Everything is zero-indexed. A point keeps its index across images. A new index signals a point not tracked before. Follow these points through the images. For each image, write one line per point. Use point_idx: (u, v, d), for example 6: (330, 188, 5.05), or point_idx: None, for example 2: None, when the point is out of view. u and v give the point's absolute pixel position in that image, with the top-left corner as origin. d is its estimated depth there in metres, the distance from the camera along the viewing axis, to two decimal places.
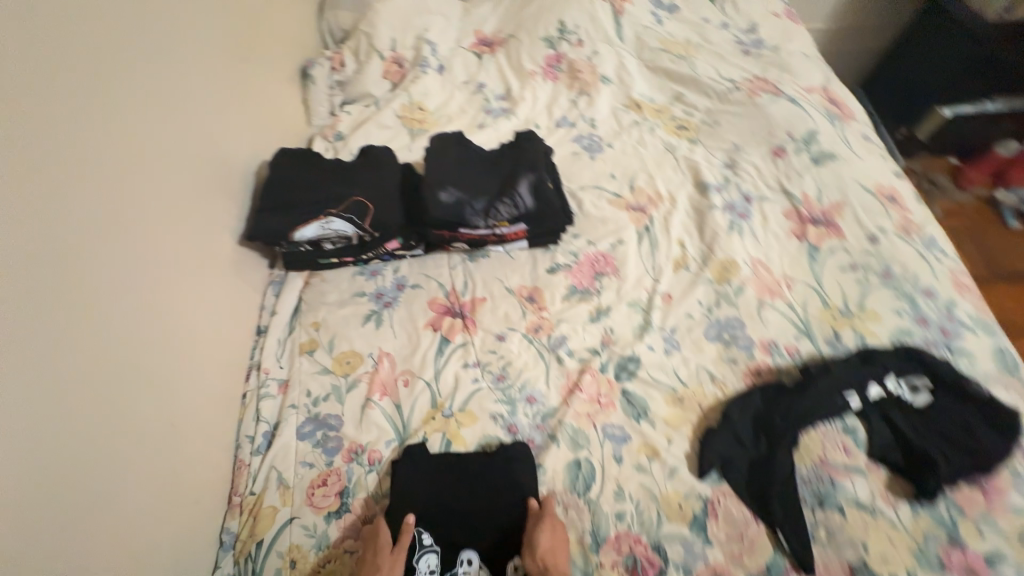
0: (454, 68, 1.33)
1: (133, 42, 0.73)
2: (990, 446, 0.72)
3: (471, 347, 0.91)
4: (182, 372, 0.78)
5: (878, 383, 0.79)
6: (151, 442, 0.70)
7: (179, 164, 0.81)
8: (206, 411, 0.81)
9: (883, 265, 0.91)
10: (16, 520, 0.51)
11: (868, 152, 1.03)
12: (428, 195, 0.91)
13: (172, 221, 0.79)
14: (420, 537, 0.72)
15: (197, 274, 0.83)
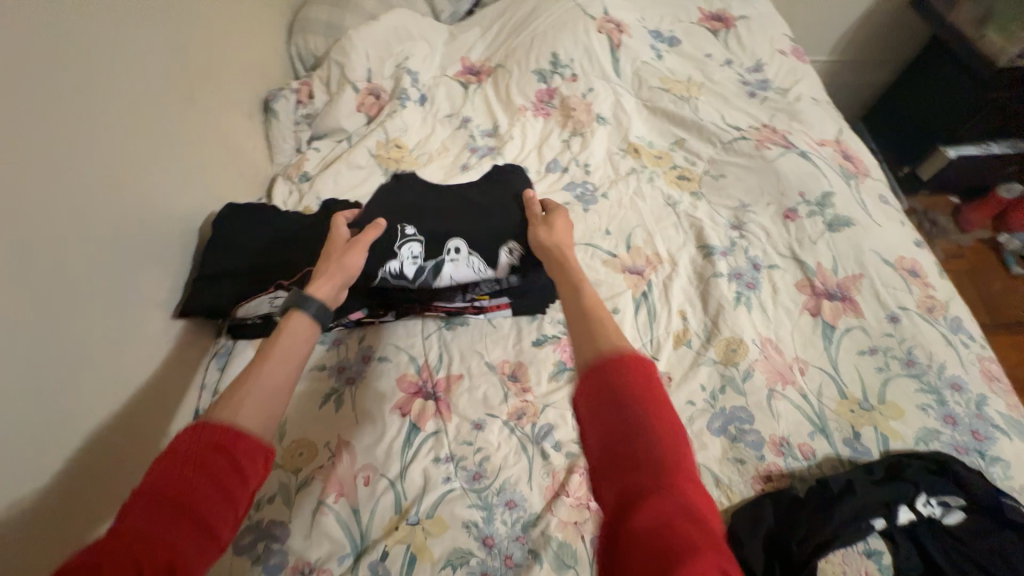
0: (437, 100, 1.22)
1: (47, 97, 0.60)
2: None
3: (444, 437, 0.79)
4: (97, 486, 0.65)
5: (907, 504, 0.69)
6: None
7: (103, 230, 0.67)
8: None
9: (906, 351, 0.82)
10: None
11: (886, 217, 0.94)
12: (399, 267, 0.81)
13: (94, 301, 0.66)
14: (404, 230, 0.84)
15: (118, 360, 0.70)
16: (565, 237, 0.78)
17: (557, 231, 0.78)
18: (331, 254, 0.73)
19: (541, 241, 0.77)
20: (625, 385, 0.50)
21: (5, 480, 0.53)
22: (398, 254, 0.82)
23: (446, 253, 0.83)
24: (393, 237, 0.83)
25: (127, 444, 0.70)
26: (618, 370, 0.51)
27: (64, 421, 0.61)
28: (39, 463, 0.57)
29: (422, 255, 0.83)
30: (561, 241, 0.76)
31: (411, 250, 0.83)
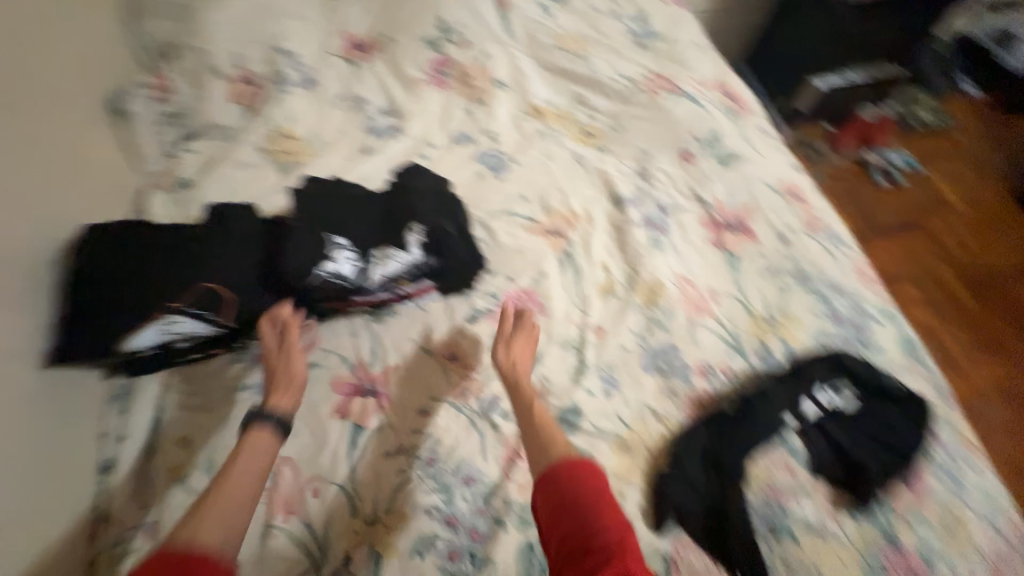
0: (324, 80, 1.12)
1: None
2: (910, 439, 0.77)
3: (391, 431, 0.77)
4: None
5: (810, 397, 0.79)
6: None
7: None
8: None
9: (797, 266, 0.91)
10: None
11: (768, 148, 1.03)
12: (306, 262, 0.74)
13: None
14: (332, 238, 0.76)
15: None
16: (526, 358, 0.78)
17: (513, 344, 0.79)
18: (268, 371, 0.71)
19: (508, 372, 0.76)
20: (575, 488, 0.59)
21: None
22: (333, 259, 0.76)
23: (375, 255, 0.78)
24: (323, 247, 0.76)
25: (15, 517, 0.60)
26: (565, 476, 0.60)
27: None
28: None
29: (356, 259, 0.77)
30: (517, 360, 0.77)
31: (346, 256, 0.76)
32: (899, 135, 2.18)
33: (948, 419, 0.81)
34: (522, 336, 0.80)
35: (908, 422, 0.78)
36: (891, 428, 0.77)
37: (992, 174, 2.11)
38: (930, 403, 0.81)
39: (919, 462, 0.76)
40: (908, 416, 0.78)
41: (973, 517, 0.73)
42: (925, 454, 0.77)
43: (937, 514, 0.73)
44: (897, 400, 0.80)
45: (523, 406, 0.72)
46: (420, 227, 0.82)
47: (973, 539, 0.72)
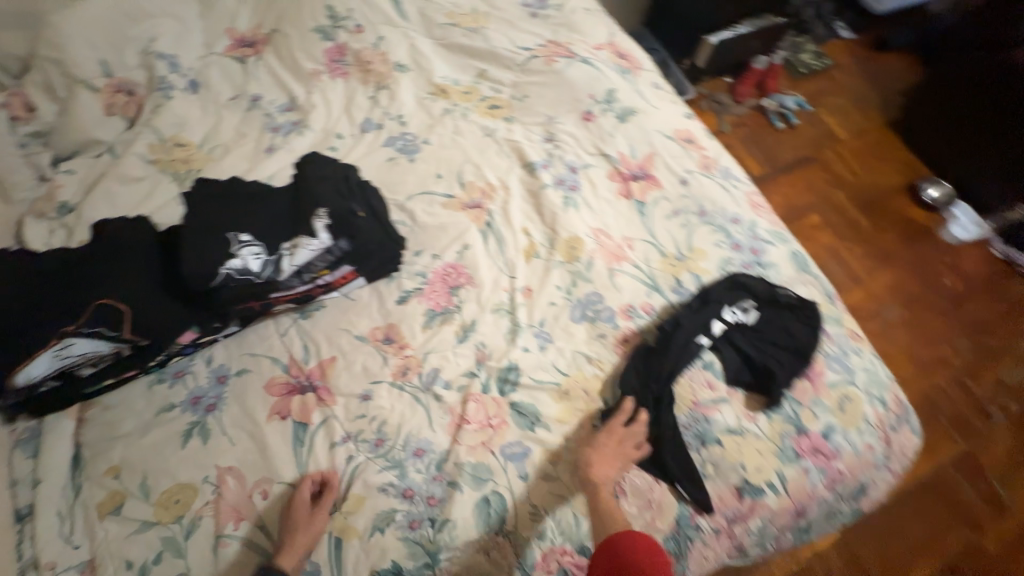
0: (212, 82, 1.07)
1: None
2: (806, 340, 0.87)
3: (335, 422, 0.77)
4: None
5: (719, 317, 0.88)
6: None
7: None
8: None
9: (698, 205, 0.99)
10: None
11: (661, 100, 1.09)
12: (205, 262, 0.70)
13: None
14: (236, 237, 0.74)
15: None
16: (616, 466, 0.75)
17: (595, 447, 0.76)
18: (293, 522, 0.68)
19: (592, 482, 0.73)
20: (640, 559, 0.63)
21: None
22: (238, 257, 0.73)
23: (285, 247, 0.76)
24: (225, 246, 0.73)
25: None
26: (633, 548, 0.64)
27: None
28: None
29: (265, 254, 0.75)
30: (597, 461, 0.75)
31: (253, 252, 0.74)
32: (790, 80, 2.37)
33: (837, 318, 0.92)
34: (608, 448, 0.76)
35: (802, 325, 0.89)
36: (790, 334, 0.87)
37: (871, 106, 2.35)
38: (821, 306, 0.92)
39: (816, 357, 0.87)
40: (801, 320, 0.89)
41: (863, 396, 0.85)
42: (821, 350, 0.87)
43: (834, 399, 0.84)
44: (791, 307, 0.90)
45: (601, 506, 0.71)
46: (325, 211, 0.80)
47: (863, 414, 0.84)
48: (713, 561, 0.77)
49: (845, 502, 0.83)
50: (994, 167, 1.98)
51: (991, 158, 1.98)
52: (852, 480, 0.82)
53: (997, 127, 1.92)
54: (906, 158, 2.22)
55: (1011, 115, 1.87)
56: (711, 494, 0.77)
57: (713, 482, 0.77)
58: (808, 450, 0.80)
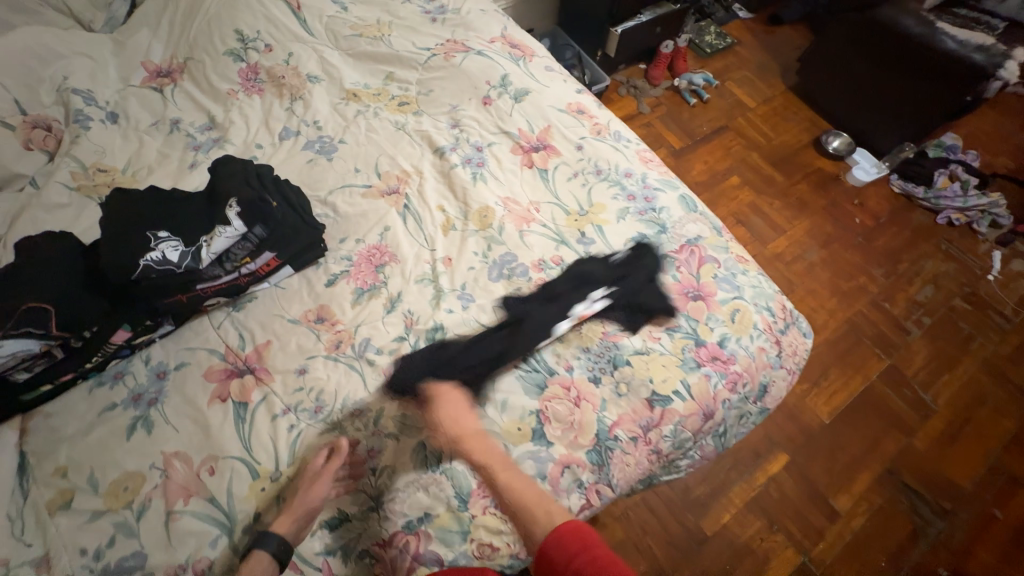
0: (131, 111, 1.12)
1: None
2: (647, 298, 0.95)
3: (275, 397, 0.83)
4: None
5: (567, 317, 0.92)
6: None
7: None
8: None
9: (594, 165, 1.11)
10: None
11: (552, 79, 1.22)
12: (125, 254, 0.79)
13: None
14: (154, 234, 0.83)
15: None
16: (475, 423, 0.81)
17: (458, 428, 0.79)
18: (299, 488, 0.75)
19: (475, 457, 0.78)
20: (566, 550, 0.69)
21: None
22: (155, 250, 0.82)
23: (202, 239, 0.86)
24: (144, 244, 0.82)
25: None
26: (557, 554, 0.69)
27: None
28: None
29: (183, 245, 0.84)
30: (468, 442, 0.78)
31: (171, 245, 0.83)
32: (698, 60, 2.56)
33: (723, 246, 1.04)
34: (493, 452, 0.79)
35: (647, 282, 0.97)
36: (636, 297, 0.95)
37: (773, 73, 2.56)
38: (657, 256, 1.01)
39: (652, 311, 0.95)
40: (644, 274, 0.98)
41: (751, 307, 0.97)
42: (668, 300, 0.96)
43: (726, 313, 0.95)
44: (628, 268, 0.98)
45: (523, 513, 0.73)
46: (235, 200, 0.88)
47: (752, 322, 0.96)
48: (636, 468, 0.85)
49: (749, 402, 0.95)
50: (884, 114, 2.20)
51: (877, 105, 2.20)
52: (752, 381, 0.93)
53: (879, 78, 2.14)
54: (810, 116, 2.42)
55: (887, 65, 2.09)
56: (625, 409, 0.86)
57: (627, 399, 0.87)
58: (707, 358, 0.91)
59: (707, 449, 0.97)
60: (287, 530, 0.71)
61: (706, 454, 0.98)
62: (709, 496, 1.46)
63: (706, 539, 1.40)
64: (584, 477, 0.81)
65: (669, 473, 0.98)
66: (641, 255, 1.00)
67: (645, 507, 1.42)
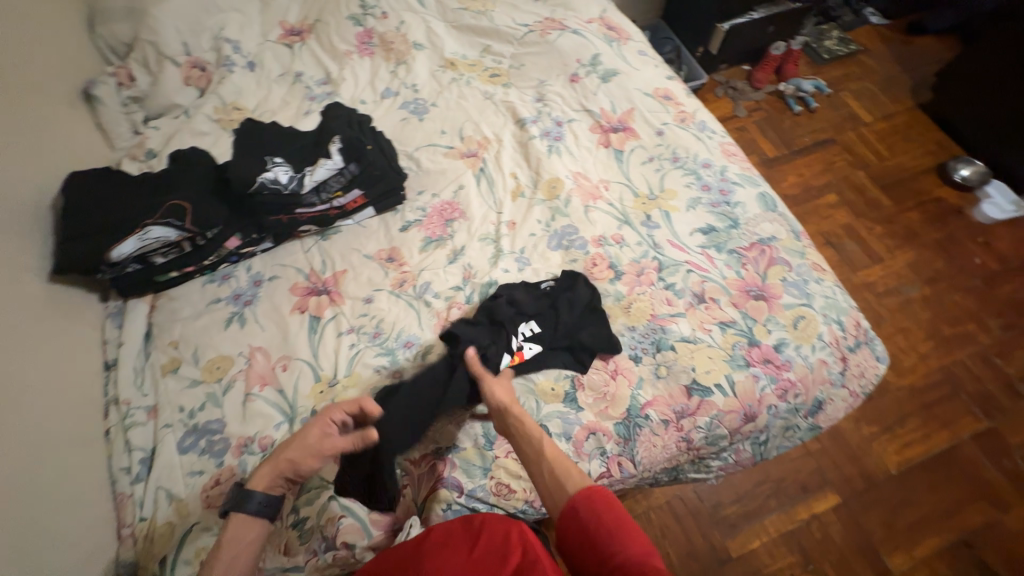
0: (266, 63, 1.30)
1: None
2: (588, 341, 0.88)
3: (342, 317, 0.93)
4: (45, 418, 0.75)
5: (507, 351, 0.85)
6: (32, 486, 0.68)
7: None
8: (82, 449, 0.79)
9: (672, 152, 1.10)
10: None
11: (643, 64, 1.23)
12: (249, 172, 0.94)
13: None
14: (271, 159, 0.97)
15: (26, 321, 0.79)
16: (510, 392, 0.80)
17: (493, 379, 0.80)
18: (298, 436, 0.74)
19: None
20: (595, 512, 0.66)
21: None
22: (271, 171, 0.95)
23: (308, 168, 0.99)
24: (261, 166, 0.96)
25: (61, 387, 0.80)
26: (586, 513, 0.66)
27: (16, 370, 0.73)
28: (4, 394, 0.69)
29: (293, 171, 0.98)
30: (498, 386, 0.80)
31: (283, 170, 0.97)
32: (812, 65, 2.35)
33: (800, 251, 0.99)
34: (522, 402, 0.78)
35: (589, 326, 0.90)
36: (574, 339, 0.89)
37: (901, 87, 2.28)
38: (591, 288, 0.94)
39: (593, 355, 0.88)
40: (581, 313, 0.91)
41: (819, 317, 0.91)
42: (612, 346, 0.88)
43: (789, 319, 0.91)
44: (557, 304, 0.91)
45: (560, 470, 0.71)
46: (338, 137, 1.01)
47: (818, 332, 0.90)
48: (663, 452, 0.84)
49: (799, 416, 0.89)
50: None
51: None
52: (806, 393, 0.88)
53: None
54: (939, 138, 2.14)
55: None
56: (661, 391, 0.86)
57: (664, 382, 0.87)
58: (758, 359, 0.87)
59: (742, 455, 0.93)
60: (268, 485, 0.72)
61: (741, 460, 0.94)
62: (740, 517, 1.38)
63: (729, 561, 1.33)
64: (608, 446, 0.82)
65: (697, 471, 0.96)
66: (571, 287, 0.93)
67: (668, 510, 1.38)
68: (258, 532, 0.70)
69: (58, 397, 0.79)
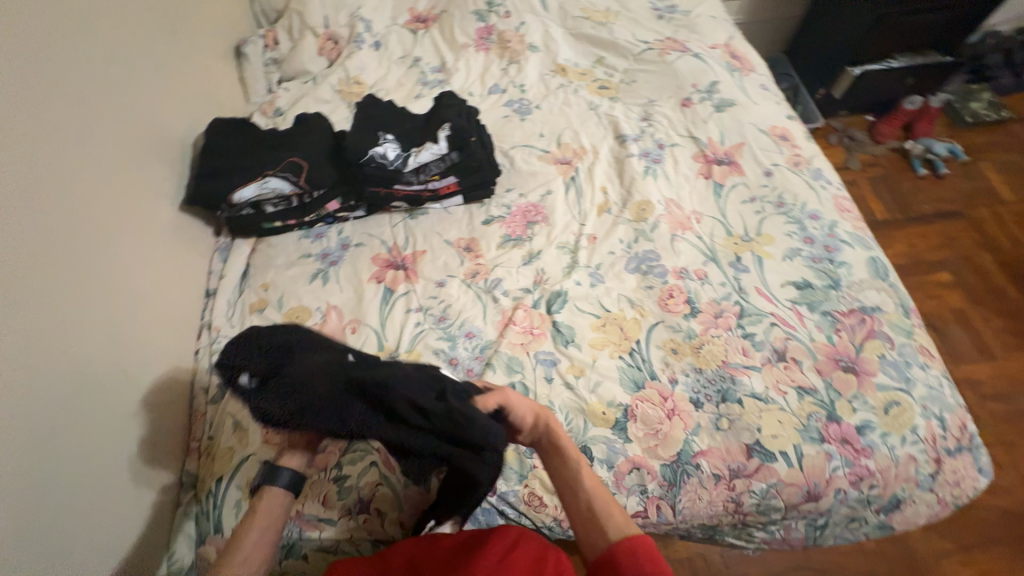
0: (390, 44, 1.38)
1: (92, 35, 0.80)
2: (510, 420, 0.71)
3: (413, 295, 0.97)
4: (153, 327, 0.85)
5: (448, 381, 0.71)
6: (130, 385, 0.78)
7: (136, 138, 0.88)
8: (172, 363, 0.88)
9: (778, 196, 1.03)
10: (56, 436, 0.64)
11: (764, 99, 1.17)
12: (362, 144, 1.01)
13: (135, 193, 0.87)
14: (383, 136, 1.03)
15: (158, 241, 0.91)
16: (535, 412, 0.72)
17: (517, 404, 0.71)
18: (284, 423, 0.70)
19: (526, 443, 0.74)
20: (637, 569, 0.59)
21: (114, 311, 0.77)
22: (381, 146, 1.01)
23: (413, 149, 1.03)
24: (372, 140, 1.02)
25: (171, 304, 0.91)
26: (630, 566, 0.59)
27: (138, 285, 0.84)
28: (126, 303, 0.80)
29: (400, 149, 1.03)
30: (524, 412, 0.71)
31: (392, 147, 1.02)
32: (950, 126, 2.10)
33: (906, 329, 0.89)
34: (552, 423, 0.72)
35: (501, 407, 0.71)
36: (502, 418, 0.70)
37: None
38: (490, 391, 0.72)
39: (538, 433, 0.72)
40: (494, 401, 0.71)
41: (916, 407, 0.81)
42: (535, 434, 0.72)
43: (881, 401, 0.81)
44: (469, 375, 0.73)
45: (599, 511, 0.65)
46: (448, 124, 1.05)
47: (912, 424, 0.80)
48: (707, 507, 0.79)
49: (869, 510, 0.80)
50: None
51: None
52: (884, 487, 0.79)
53: None
54: None
55: None
56: (719, 444, 0.81)
57: (724, 436, 0.81)
58: (836, 437, 0.79)
59: (793, 533, 0.85)
60: (297, 463, 0.69)
61: (790, 539, 0.86)
62: None
63: None
64: (650, 485, 0.79)
65: (737, 537, 0.89)
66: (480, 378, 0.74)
67: (688, 566, 1.30)
68: (286, 507, 0.67)
69: (169, 311, 0.90)
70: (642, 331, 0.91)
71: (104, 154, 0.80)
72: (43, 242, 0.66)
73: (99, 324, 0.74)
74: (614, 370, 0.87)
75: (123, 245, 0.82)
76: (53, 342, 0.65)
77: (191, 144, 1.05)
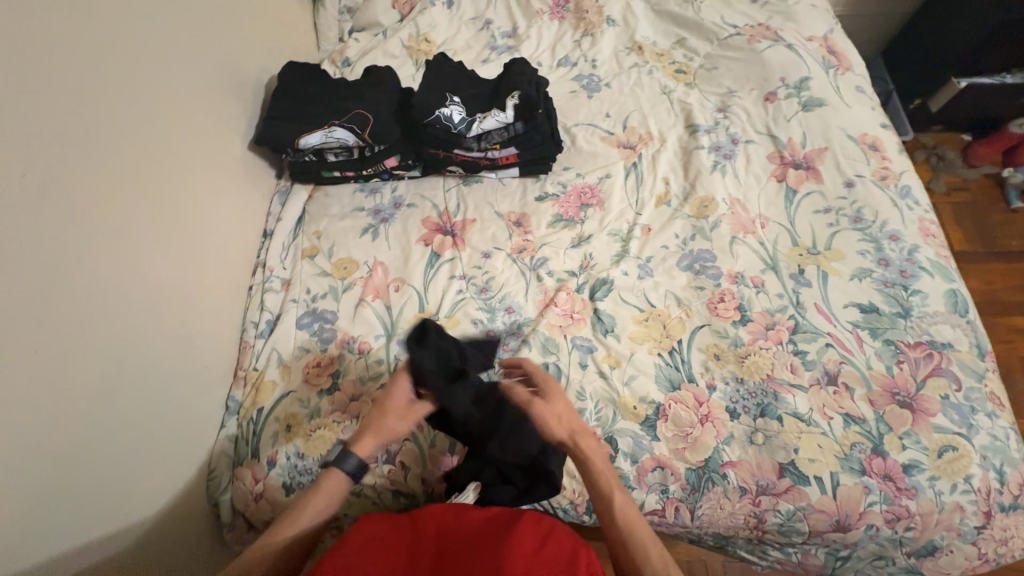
0: (463, 3, 1.34)
1: None
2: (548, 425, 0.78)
3: (458, 262, 0.97)
4: (214, 258, 0.89)
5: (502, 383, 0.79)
6: (189, 308, 0.82)
7: (213, 72, 0.91)
8: (228, 294, 0.92)
9: (856, 210, 0.96)
10: (119, 344, 0.68)
11: (857, 103, 1.07)
12: (430, 102, 0.99)
13: (209, 125, 0.90)
14: (450, 97, 1.01)
15: (225, 175, 0.94)
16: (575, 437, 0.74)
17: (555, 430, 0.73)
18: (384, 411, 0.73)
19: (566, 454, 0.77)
20: None
21: (179, 235, 0.81)
22: (447, 107, 0.99)
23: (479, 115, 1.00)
24: (439, 100, 1.00)
25: (232, 237, 0.95)
26: None
27: (205, 215, 0.88)
28: (192, 230, 0.84)
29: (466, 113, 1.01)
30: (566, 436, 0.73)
31: (458, 110, 1.00)
32: None
33: (978, 372, 0.82)
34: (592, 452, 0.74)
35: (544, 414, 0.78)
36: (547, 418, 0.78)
37: None
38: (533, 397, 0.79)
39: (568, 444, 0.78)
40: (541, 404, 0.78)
41: (974, 456, 0.76)
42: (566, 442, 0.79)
43: (936, 443, 0.76)
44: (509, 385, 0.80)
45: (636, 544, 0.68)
46: (517, 94, 1.00)
47: (967, 472, 0.75)
48: (726, 518, 0.78)
49: (900, 551, 0.77)
50: None
51: None
52: (921, 531, 0.75)
53: None
54: None
55: None
56: (750, 458, 0.78)
57: (757, 451, 0.79)
58: (879, 471, 0.75)
59: (810, 559, 0.83)
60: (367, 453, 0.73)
61: (806, 564, 0.84)
62: None
63: None
64: (672, 486, 0.78)
65: (750, 552, 0.88)
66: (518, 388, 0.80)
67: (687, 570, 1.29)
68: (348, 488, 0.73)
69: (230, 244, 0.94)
70: (687, 331, 0.89)
71: (178, 79, 0.82)
72: (115, 158, 0.69)
73: (161, 244, 0.77)
74: (652, 367, 0.85)
75: (193, 176, 0.85)
76: (120, 255, 0.69)
77: (263, 85, 1.07)
